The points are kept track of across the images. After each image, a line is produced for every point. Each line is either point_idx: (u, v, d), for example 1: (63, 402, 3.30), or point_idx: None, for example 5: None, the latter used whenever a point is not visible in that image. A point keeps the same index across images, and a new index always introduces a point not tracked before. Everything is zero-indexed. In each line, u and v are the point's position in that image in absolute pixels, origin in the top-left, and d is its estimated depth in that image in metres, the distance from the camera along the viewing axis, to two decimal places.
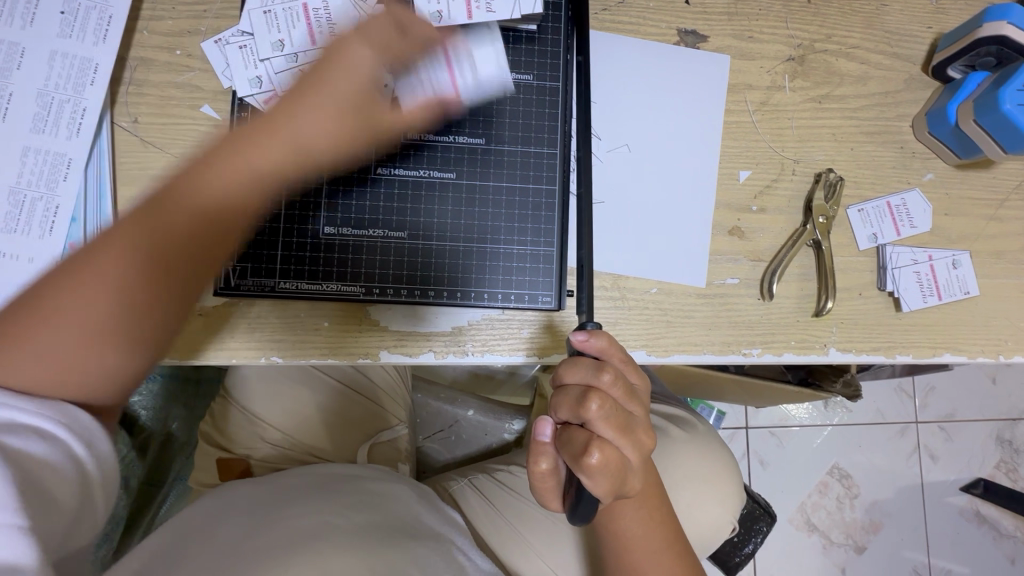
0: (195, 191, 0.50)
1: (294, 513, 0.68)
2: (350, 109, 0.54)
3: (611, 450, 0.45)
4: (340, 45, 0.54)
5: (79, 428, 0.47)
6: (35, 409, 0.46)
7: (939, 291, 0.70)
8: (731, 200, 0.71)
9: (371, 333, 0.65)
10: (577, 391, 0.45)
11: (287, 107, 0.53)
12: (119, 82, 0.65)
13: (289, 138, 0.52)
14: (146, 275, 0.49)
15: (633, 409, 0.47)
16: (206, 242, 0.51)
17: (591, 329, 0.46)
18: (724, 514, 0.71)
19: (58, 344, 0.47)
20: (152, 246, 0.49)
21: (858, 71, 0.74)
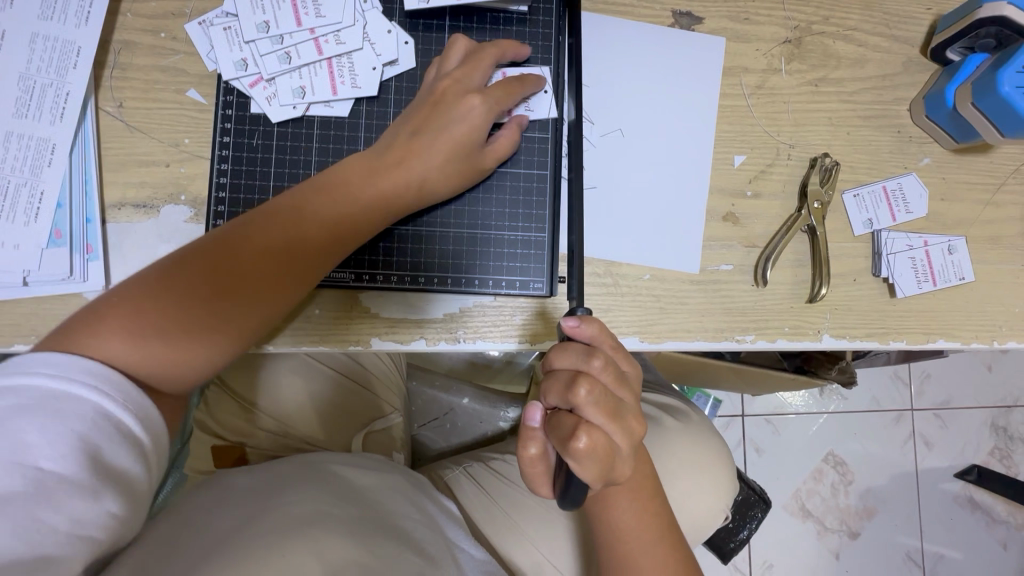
0: (322, 212, 0.57)
1: (291, 499, 0.67)
2: (462, 152, 0.61)
3: (599, 434, 0.44)
4: (464, 77, 0.61)
5: (143, 419, 0.49)
6: (120, 401, 0.47)
7: (934, 277, 0.70)
8: (726, 185, 0.70)
9: (362, 320, 0.65)
10: (567, 375, 0.45)
11: (411, 142, 0.60)
12: (103, 65, 0.64)
13: (407, 176, 0.59)
14: (274, 272, 0.56)
15: (624, 396, 0.47)
16: (326, 249, 0.58)
17: (582, 316, 0.47)
18: (716, 502, 0.72)
19: (183, 318, 0.52)
20: (285, 246, 0.56)
21: (855, 54, 0.72)
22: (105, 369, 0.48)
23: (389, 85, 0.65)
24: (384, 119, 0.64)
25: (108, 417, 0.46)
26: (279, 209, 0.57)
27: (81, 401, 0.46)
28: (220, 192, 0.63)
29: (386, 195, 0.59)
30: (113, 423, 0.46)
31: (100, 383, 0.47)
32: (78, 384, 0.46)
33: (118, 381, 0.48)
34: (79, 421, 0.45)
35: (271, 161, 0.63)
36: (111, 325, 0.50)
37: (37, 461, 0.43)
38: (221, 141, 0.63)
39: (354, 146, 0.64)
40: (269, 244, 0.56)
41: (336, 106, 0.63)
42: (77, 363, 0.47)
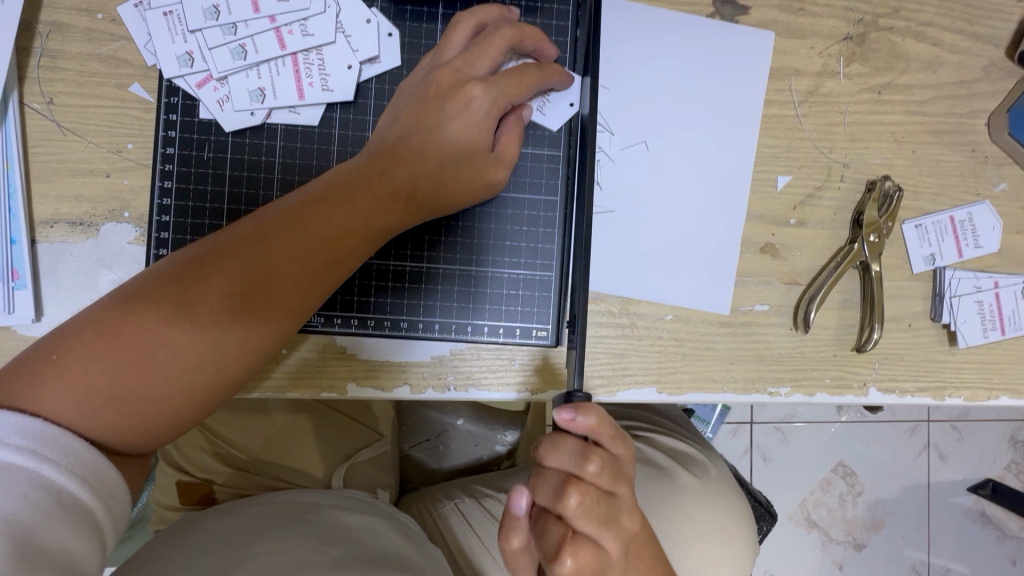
0: (306, 227, 0.46)
1: (263, 550, 0.58)
2: (470, 153, 0.50)
3: (586, 551, 0.40)
4: (466, 63, 0.51)
5: (94, 486, 0.39)
6: (66, 465, 0.38)
7: (1003, 324, 0.60)
8: (766, 210, 0.59)
9: (337, 363, 0.56)
10: (556, 479, 0.40)
11: (401, 146, 0.50)
12: (28, 52, 0.53)
13: (406, 181, 0.49)
14: (254, 303, 0.44)
15: (619, 492, 0.42)
16: (319, 270, 0.46)
17: (578, 405, 0.40)
18: (734, 574, 0.65)
19: (147, 368, 0.42)
20: (262, 272, 0.45)
21: (928, 55, 0.61)
22: (44, 427, 0.38)
23: (367, 86, 0.55)
24: (361, 128, 0.55)
25: (47, 488, 0.37)
26: (254, 227, 0.46)
27: (14, 470, 0.36)
28: (164, 216, 0.54)
29: (385, 206, 0.49)
30: (53, 494, 0.37)
31: (38, 445, 0.38)
32: (9, 448, 0.37)
33: (64, 441, 0.39)
34: (8, 496, 0.35)
35: (225, 178, 0.54)
36: (51, 377, 0.40)
37: None
38: (164, 153, 0.54)
39: (324, 160, 0.55)
40: (236, 270, 0.44)
41: (303, 112, 0.54)
42: (13, 422, 0.37)
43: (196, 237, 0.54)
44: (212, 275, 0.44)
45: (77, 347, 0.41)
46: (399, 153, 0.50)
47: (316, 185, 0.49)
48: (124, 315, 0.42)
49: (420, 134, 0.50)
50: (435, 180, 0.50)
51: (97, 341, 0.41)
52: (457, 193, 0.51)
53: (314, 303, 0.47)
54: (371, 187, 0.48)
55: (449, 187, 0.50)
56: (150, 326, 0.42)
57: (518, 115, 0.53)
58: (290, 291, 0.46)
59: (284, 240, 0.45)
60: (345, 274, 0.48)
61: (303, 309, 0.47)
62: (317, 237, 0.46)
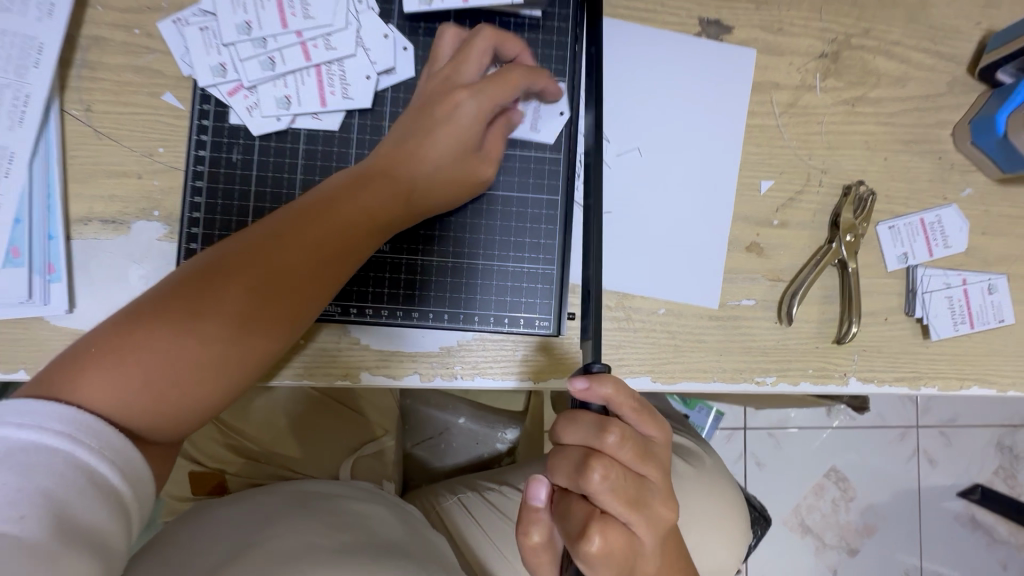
0: (319, 223, 0.50)
1: (275, 533, 0.61)
2: (464, 152, 0.55)
3: (615, 532, 0.39)
4: (455, 73, 0.56)
5: (124, 470, 0.41)
6: (98, 449, 0.40)
7: (972, 318, 0.65)
8: (751, 212, 0.64)
9: (352, 352, 0.59)
10: (578, 456, 0.40)
11: (400, 146, 0.55)
12: (69, 64, 0.58)
13: (410, 178, 0.54)
14: (273, 294, 0.48)
15: (648, 474, 0.41)
16: (331, 262, 0.51)
17: (593, 376, 0.40)
18: (726, 556, 0.68)
19: (176, 359, 0.45)
20: (280, 267, 0.49)
21: (896, 71, 0.66)
22: (80, 414, 0.41)
23: (384, 95, 0.60)
24: (378, 134, 0.60)
25: (83, 470, 0.39)
26: (268, 230, 0.50)
27: (52, 452, 0.38)
28: (194, 212, 0.58)
29: (391, 203, 0.53)
30: (88, 476, 0.39)
31: (74, 430, 0.40)
32: (48, 432, 0.39)
33: (98, 427, 0.41)
34: (47, 475, 0.37)
35: (252, 178, 0.59)
36: (87, 371, 0.43)
37: None
38: (196, 154, 0.58)
39: (343, 162, 0.59)
40: (255, 267, 0.48)
41: (326, 118, 0.59)
42: (52, 409, 0.40)
43: (223, 233, 0.58)
44: (232, 274, 0.48)
45: (111, 343, 0.44)
46: (400, 153, 0.55)
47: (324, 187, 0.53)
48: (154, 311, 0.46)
49: (418, 135, 0.55)
50: (434, 176, 0.55)
51: (130, 336, 0.44)
52: (454, 189, 0.56)
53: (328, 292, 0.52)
54: (378, 187, 0.53)
55: (447, 182, 0.55)
56: (178, 318, 0.46)
57: (506, 117, 0.58)
58: (306, 282, 0.50)
59: (300, 239, 0.50)
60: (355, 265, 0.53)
61: (318, 299, 0.51)
62: (330, 234, 0.51)
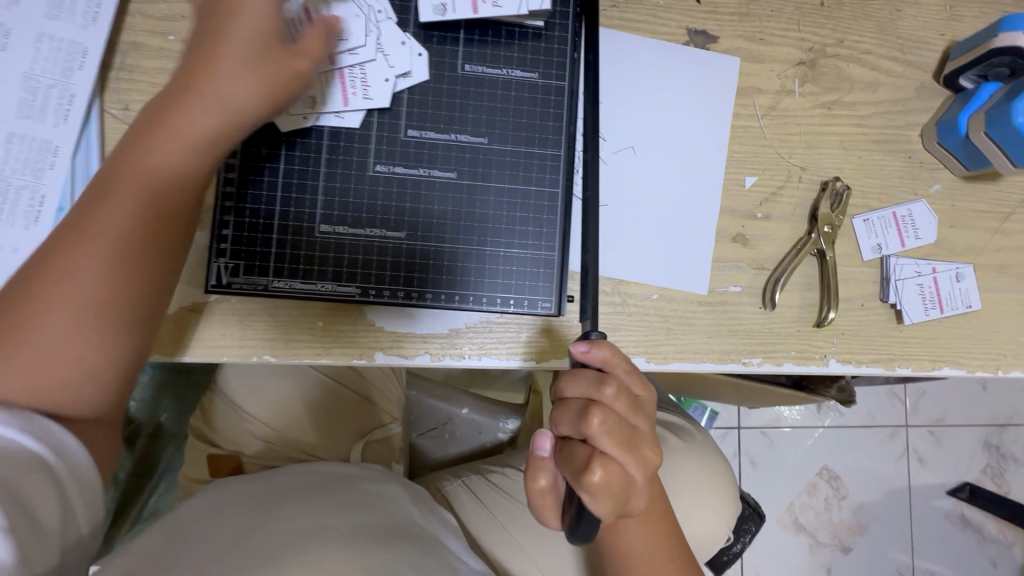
0: (111, 172, 0.50)
1: (291, 512, 0.65)
2: (250, 43, 0.52)
3: (613, 467, 0.44)
4: None
5: (65, 457, 0.45)
6: (39, 436, 0.44)
7: (942, 304, 0.70)
8: (736, 206, 0.69)
9: (367, 333, 0.64)
10: (579, 405, 0.45)
11: (209, 43, 0.51)
12: (109, 67, 0.63)
13: (200, 94, 0.51)
14: (91, 254, 0.48)
15: (638, 424, 0.46)
16: (142, 213, 0.50)
17: (592, 339, 0.45)
18: (718, 525, 0.72)
19: (60, 332, 0.47)
20: (111, 227, 0.49)
21: (868, 78, 0.72)
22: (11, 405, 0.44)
23: (401, 97, 0.64)
24: (394, 132, 0.64)
25: (25, 453, 0.43)
26: (102, 189, 0.50)
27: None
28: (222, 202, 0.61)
29: (189, 141, 0.51)
30: (31, 459, 0.43)
31: (16, 418, 0.44)
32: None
33: (33, 417, 0.45)
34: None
35: (276, 171, 0.62)
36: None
37: None
38: None
39: (362, 156, 0.63)
40: (104, 233, 0.49)
41: (347, 117, 0.62)
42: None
43: (251, 221, 0.61)
44: (71, 245, 0.48)
45: (2, 327, 0.47)
46: (202, 56, 0.51)
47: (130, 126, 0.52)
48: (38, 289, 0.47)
49: (218, 28, 0.51)
50: (238, 74, 0.51)
51: (18, 318, 0.47)
52: (266, 93, 0.52)
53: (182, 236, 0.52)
54: (181, 115, 0.51)
55: (255, 81, 0.52)
56: (63, 286, 0.48)
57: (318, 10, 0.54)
58: (140, 223, 0.50)
59: (100, 197, 0.50)
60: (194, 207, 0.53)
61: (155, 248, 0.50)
62: (130, 185, 0.50)
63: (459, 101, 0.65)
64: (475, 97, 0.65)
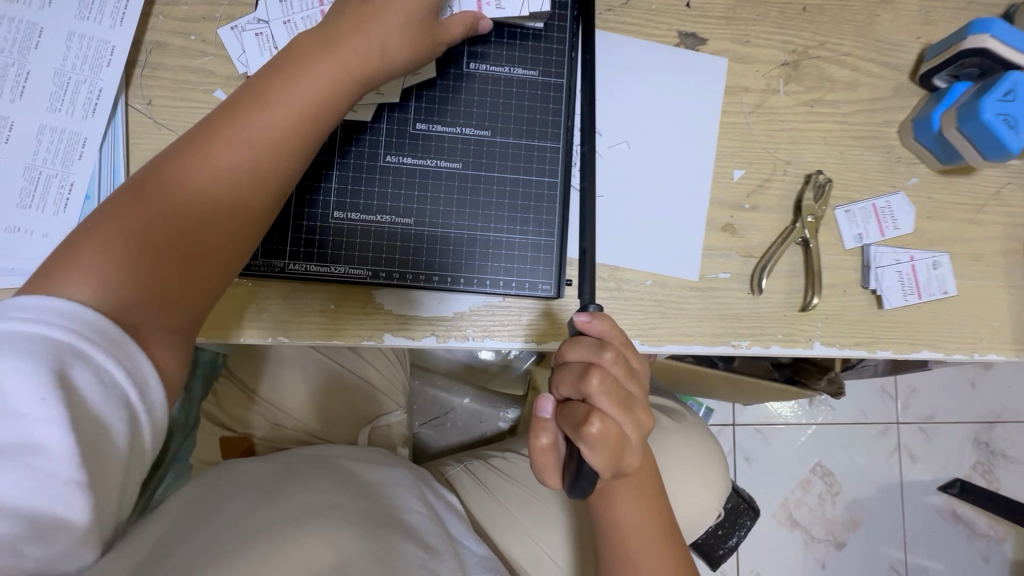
0: (238, 108, 0.53)
1: (303, 488, 0.69)
2: (402, 26, 0.57)
3: (610, 423, 0.47)
4: None
5: (133, 372, 0.43)
6: (106, 349, 0.42)
7: (919, 290, 0.74)
8: (725, 197, 0.73)
9: (376, 316, 0.67)
10: (579, 367, 0.48)
11: (354, 24, 0.56)
12: (134, 64, 0.67)
13: (348, 62, 0.55)
14: (200, 188, 0.51)
15: (633, 388, 0.49)
16: (254, 161, 0.52)
17: (593, 311, 0.49)
18: (707, 502, 0.76)
19: (156, 254, 0.49)
20: (222, 164, 0.51)
21: (849, 78, 0.77)
22: (84, 313, 0.43)
23: (409, 91, 0.68)
24: (403, 124, 0.67)
25: (91, 364, 0.41)
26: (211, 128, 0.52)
27: (61, 345, 0.40)
28: None
29: (314, 98, 0.54)
30: (97, 373, 0.41)
31: (81, 329, 0.42)
32: (57, 330, 0.41)
33: (102, 326, 0.43)
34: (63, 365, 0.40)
35: None
36: (88, 244, 0.47)
37: (17, 408, 0.38)
38: None
39: (373, 147, 0.67)
40: (194, 172, 0.51)
41: (360, 110, 0.66)
42: (54, 306, 0.42)
43: None
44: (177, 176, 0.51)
45: (116, 212, 0.49)
46: (349, 30, 0.56)
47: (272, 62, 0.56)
48: (156, 186, 0.50)
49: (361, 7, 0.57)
50: (382, 52, 0.57)
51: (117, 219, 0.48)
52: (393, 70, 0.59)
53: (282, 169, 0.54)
54: (308, 76, 0.54)
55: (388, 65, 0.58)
56: (182, 187, 0.50)
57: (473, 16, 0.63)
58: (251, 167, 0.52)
59: (224, 135, 0.52)
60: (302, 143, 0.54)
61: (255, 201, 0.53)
62: (249, 131, 0.52)
63: (464, 96, 0.69)
64: (479, 93, 0.69)
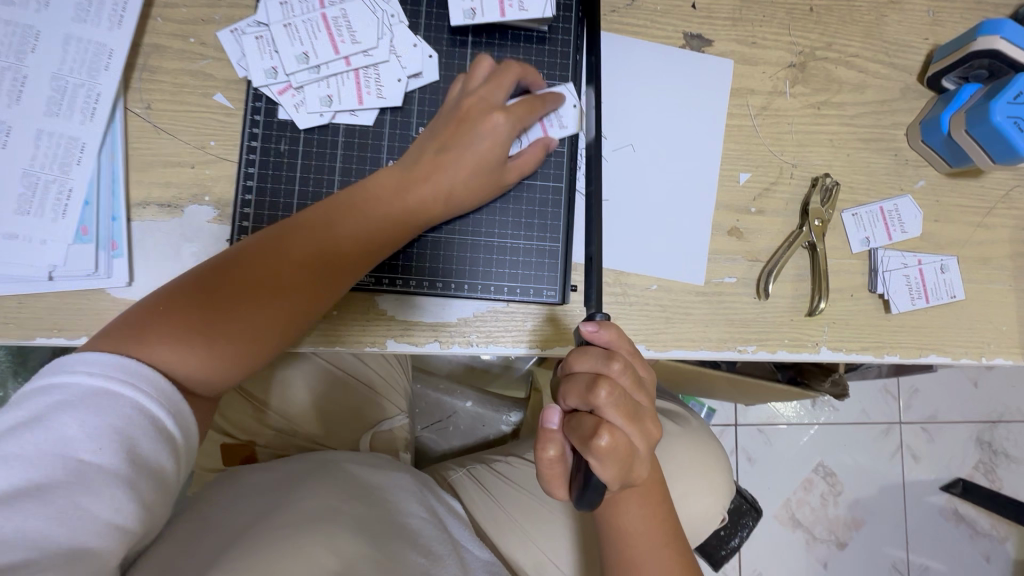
0: (326, 218, 0.60)
1: (307, 494, 0.68)
2: (484, 167, 0.63)
3: (620, 436, 0.46)
4: (489, 94, 0.63)
5: (176, 415, 0.50)
6: (156, 397, 0.49)
7: (927, 294, 0.73)
8: (731, 201, 0.73)
9: (379, 322, 0.66)
10: (587, 379, 0.47)
11: (442, 152, 0.62)
12: (133, 67, 0.66)
13: (431, 192, 0.62)
14: (276, 284, 0.57)
15: (641, 399, 0.49)
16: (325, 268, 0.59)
17: (600, 320, 0.49)
18: (715, 508, 0.75)
19: (226, 336, 0.54)
20: (301, 266, 0.58)
21: (856, 80, 0.76)
22: (141, 370, 0.49)
23: (412, 96, 0.68)
24: (406, 129, 0.67)
25: (143, 412, 0.47)
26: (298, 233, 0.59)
27: (121, 397, 0.47)
28: (247, 195, 0.65)
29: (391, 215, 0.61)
30: (149, 419, 0.47)
31: (137, 382, 0.48)
32: (117, 382, 0.47)
33: (156, 379, 0.49)
34: (120, 415, 0.46)
35: (297, 167, 0.66)
36: (174, 315, 0.53)
37: (77, 453, 0.43)
38: (249, 145, 0.66)
39: (376, 153, 0.67)
40: (276, 267, 0.57)
41: (361, 115, 0.67)
42: (116, 363, 0.48)
43: (273, 213, 0.65)
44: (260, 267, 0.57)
45: (203, 288, 0.55)
46: (438, 162, 0.62)
47: (356, 187, 0.63)
48: (236, 279, 0.56)
49: (454, 140, 0.62)
50: (461, 180, 0.62)
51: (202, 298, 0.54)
52: (468, 198, 0.64)
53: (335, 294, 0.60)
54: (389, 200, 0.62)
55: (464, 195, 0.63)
56: (261, 277, 0.56)
57: (546, 140, 0.66)
58: (324, 271, 0.58)
59: (310, 243, 0.59)
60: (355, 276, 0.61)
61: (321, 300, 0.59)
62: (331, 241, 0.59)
63: None
64: None
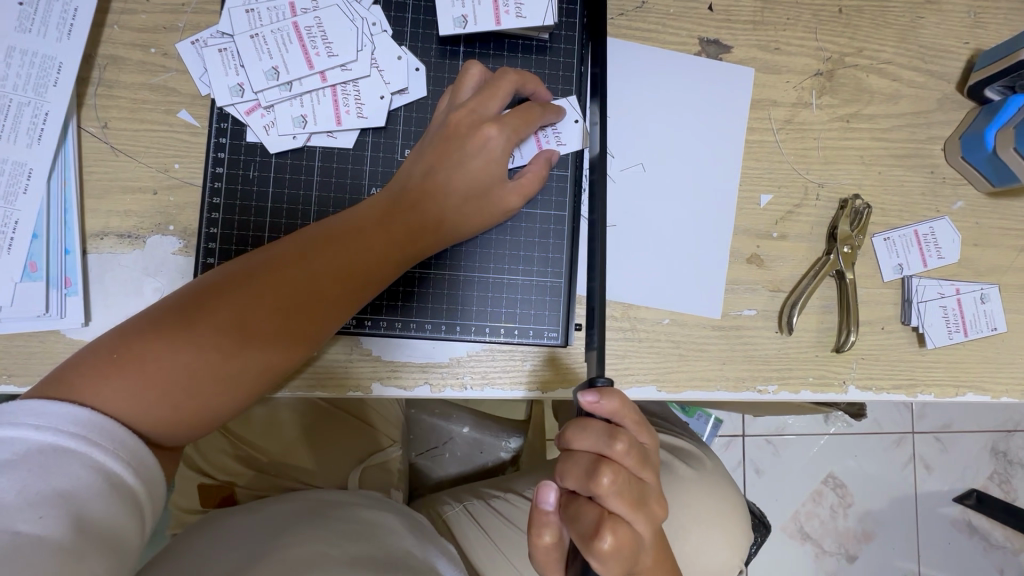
0: (302, 247, 0.52)
1: (290, 542, 0.60)
2: (481, 188, 0.56)
3: (624, 529, 0.41)
4: (480, 106, 0.56)
5: (137, 467, 0.42)
6: (113, 450, 0.41)
7: (966, 327, 0.67)
8: (751, 225, 0.66)
9: (364, 364, 0.60)
10: (586, 461, 0.42)
11: (430, 174, 0.56)
12: (86, 82, 0.59)
13: (422, 217, 0.55)
14: (242, 323, 0.48)
15: (647, 477, 0.43)
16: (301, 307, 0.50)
17: (601, 389, 0.42)
18: (732, 557, 0.69)
19: (180, 387, 0.46)
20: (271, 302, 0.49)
21: (889, 89, 0.69)
22: (95, 420, 0.42)
23: (397, 114, 0.61)
24: (391, 152, 0.61)
25: (96, 467, 0.40)
26: (271, 265, 0.50)
27: (68, 453, 0.40)
28: (212, 228, 0.59)
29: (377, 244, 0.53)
30: (104, 475, 0.40)
31: (88, 433, 0.41)
32: (64, 435, 0.40)
33: (111, 429, 0.42)
34: (67, 475, 0.38)
35: (268, 196, 0.60)
36: (121, 357, 0.45)
37: (13, 525, 0.36)
38: (213, 172, 0.59)
39: (358, 178, 0.60)
40: (244, 301, 0.48)
41: (340, 137, 0.60)
42: (64, 413, 0.41)
43: (242, 248, 0.59)
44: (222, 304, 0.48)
45: (154, 328, 0.46)
46: (427, 188, 0.55)
47: (338, 217, 0.55)
48: (194, 318, 0.47)
49: (447, 158, 0.55)
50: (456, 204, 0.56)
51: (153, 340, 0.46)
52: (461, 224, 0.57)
53: (319, 335, 0.52)
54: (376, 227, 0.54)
55: (460, 220, 0.56)
56: (221, 315, 0.48)
57: (547, 154, 0.59)
58: (300, 310, 0.50)
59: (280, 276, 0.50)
60: (343, 315, 0.53)
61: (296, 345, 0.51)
62: (307, 274, 0.50)
63: None
64: None
